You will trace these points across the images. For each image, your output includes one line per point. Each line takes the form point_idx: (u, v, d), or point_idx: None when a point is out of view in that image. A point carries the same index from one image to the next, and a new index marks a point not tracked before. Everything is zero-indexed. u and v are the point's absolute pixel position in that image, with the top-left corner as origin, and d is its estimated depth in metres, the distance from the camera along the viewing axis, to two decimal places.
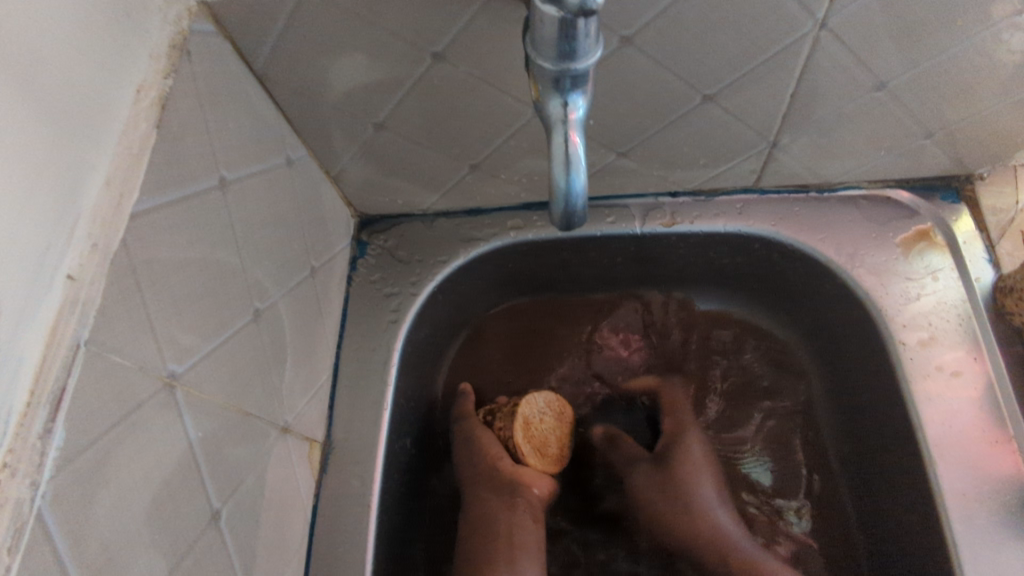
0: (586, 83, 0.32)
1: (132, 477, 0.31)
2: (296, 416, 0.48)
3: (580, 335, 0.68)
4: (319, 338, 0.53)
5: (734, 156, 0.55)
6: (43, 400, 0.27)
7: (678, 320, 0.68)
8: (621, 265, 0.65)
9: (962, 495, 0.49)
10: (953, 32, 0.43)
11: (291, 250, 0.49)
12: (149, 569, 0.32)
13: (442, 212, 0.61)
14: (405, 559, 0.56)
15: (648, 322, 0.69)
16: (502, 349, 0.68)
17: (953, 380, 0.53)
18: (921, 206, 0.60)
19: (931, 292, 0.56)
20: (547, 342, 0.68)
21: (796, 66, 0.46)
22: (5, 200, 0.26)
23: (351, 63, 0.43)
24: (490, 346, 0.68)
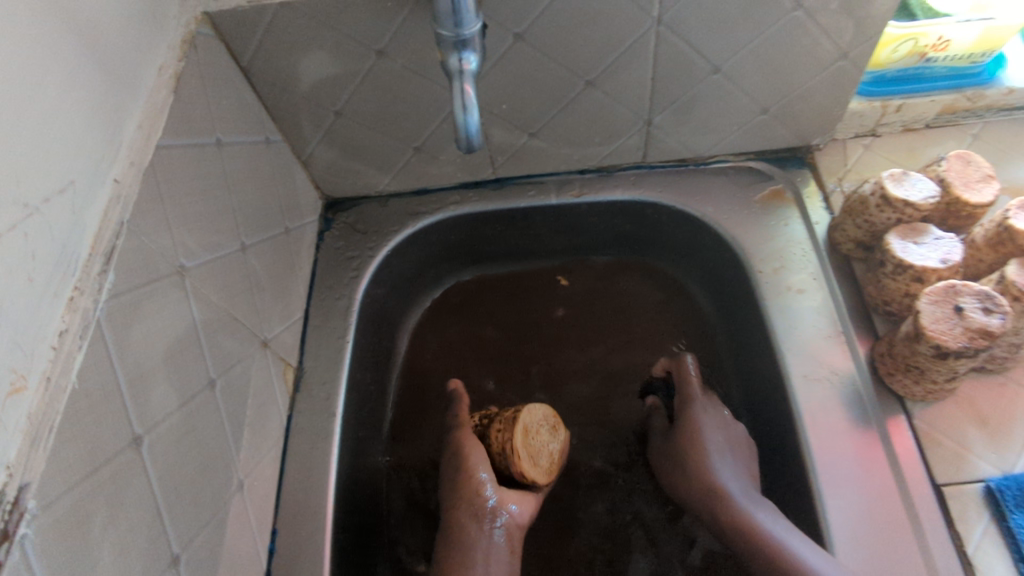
0: (474, 45, 0.47)
1: (154, 326, 0.43)
2: (273, 337, 0.60)
3: (515, 302, 0.81)
4: (293, 285, 0.65)
5: (621, 133, 0.71)
6: (99, 253, 0.39)
7: (600, 289, 0.81)
8: (548, 238, 0.80)
9: (803, 375, 0.62)
10: (753, 26, 0.60)
11: (269, 209, 0.62)
12: (165, 396, 0.43)
13: (394, 193, 0.74)
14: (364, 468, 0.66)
15: (577, 281, 0.82)
16: (454, 308, 0.80)
17: (799, 297, 0.67)
18: (775, 173, 0.76)
19: (782, 235, 0.72)
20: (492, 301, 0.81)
21: (647, 55, 0.62)
22: (78, 119, 0.39)
23: (315, 59, 0.58)
24: (438, 309, 0.80)
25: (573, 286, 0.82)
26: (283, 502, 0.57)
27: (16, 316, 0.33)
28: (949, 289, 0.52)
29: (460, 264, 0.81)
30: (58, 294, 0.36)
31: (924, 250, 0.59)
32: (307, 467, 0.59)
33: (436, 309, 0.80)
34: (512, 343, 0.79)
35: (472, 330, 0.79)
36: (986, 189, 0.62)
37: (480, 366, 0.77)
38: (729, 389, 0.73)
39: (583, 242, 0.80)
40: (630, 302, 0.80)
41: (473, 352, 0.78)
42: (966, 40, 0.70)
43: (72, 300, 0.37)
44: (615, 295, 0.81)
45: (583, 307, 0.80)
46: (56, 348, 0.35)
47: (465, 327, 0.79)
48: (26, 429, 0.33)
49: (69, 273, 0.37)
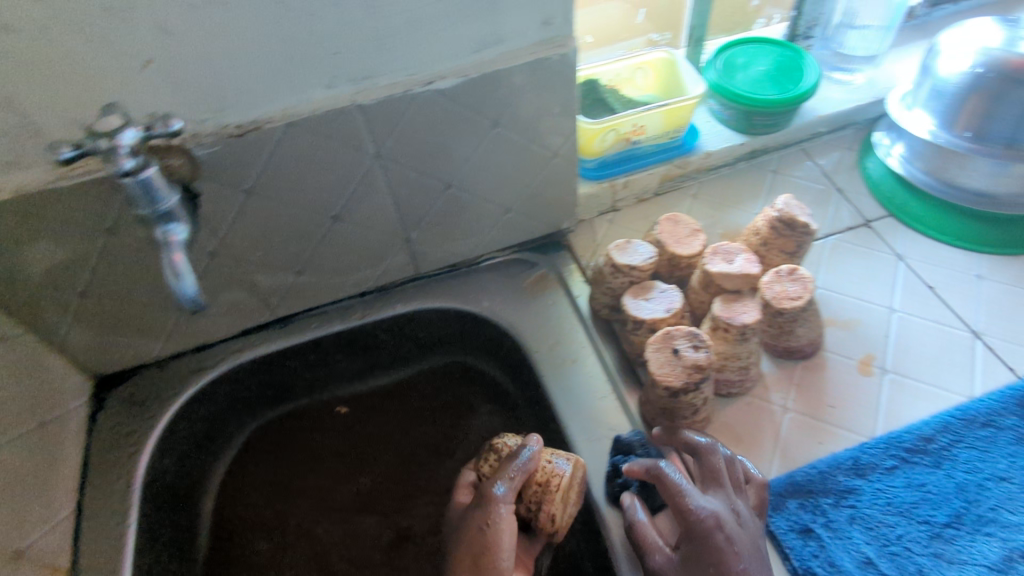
0: (178, 217, 0.50)
1: None
2: (28, 545, 0.55)
3: (319, 429, 0.80)
4: (56, 479, 0.61)
5: (386, 255, 0.76)
6: None
7: (409, 397, 0.82)
8: (343, 360, 0.81)
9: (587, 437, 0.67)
10: (465, 145, 0.68)
11: (13, 408, 0.58)
12: None
13: (171, 356, 0.73)
14: None
15: (381, 392, 0.82)
16: (256, 453, 0.78)
17: (574, 366, 0.73)
18: (539, 259, 0.84)
19: (552, 314, 0.78)
20: (295, 435, 0.79)
21: (380, 185, 0.68)
22: None
23: (39, 249, 0.57)
24: (247, 462, 0.77)
25: (377, 398, 0.82)
26: None
27: None
28: (666, 336, 0.61)
29: (254, 407, 0.79)
30: None
31: (652, 305, 0.69)
32: None
33: (244, 463, 0.77)
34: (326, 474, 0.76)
35: (284, 473, 0.77)
36: (694, 241, 0.74)
37: (295, 508, 0.74)
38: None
39: (380, 355, 0.82)
40: (439, 402, 0.81)
41: (286, 495, 0.75)
42: (656, 124, 0.83)
43: None
44: (418, 397, 0.82)
45: (394, 419, 0.80)
46: None
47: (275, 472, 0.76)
48: None
49: None
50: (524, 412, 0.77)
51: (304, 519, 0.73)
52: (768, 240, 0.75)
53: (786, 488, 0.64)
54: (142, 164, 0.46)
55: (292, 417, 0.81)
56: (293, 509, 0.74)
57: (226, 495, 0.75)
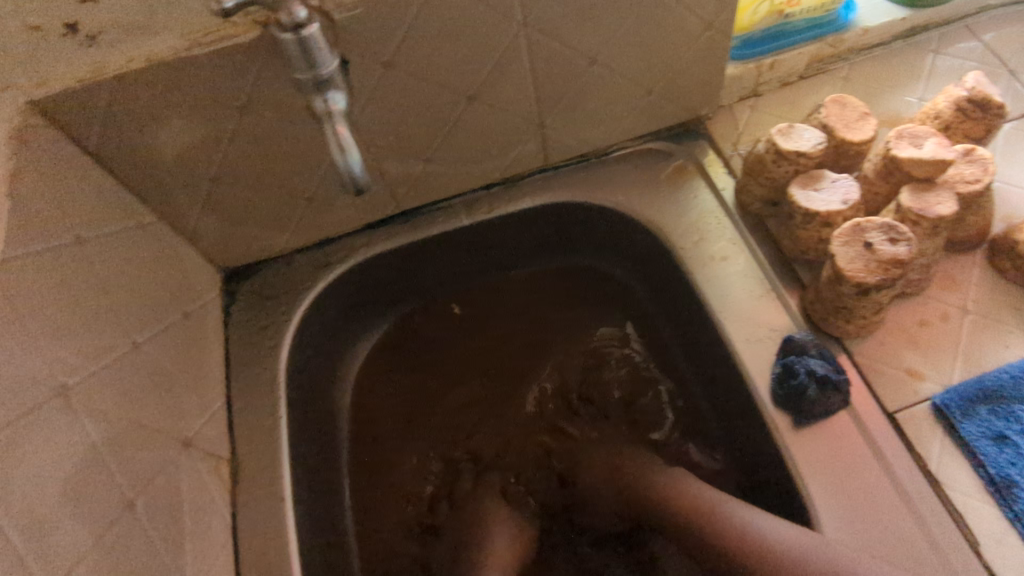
0: (338, 84, 0.44)
1: (40, 463, 0.38)
2: (195, 434, 0.54)
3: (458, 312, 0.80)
4: (206, 369, 0.59)
5: (518, 141, 0.69)
6: None
7: (533, 325, 0.79)
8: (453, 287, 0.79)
9: (747, 339, 0.63)
10: (619, 11, 0.60)
11: (159, 299, 0.55)
12: (70, 541, 0.38)
13: (296, 250, 0.69)
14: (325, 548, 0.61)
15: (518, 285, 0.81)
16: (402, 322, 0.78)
17: (722, 264, 0.68)
18: (674, 149, 0.77)
19: (693, 209, 0.72)
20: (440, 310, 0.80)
21: (524, 60, 0.60)
22: None
23: (174, 131, 0.52)
24: (392, 342, 0.78)
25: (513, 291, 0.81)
26: None
27: None
28: (855, 229, 0.54)
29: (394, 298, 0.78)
30: None
31: (826, 195, 0.61)
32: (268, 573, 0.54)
33: (355, 392, 0.75)
34: (451, 411, 0.76)
35: (401, 410, 0.75)
36: (865, 126, 0.66)
37: (416, 451, 0.74)
38: (682, 376, 0.73)
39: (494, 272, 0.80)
40: (566, 328, 0.79)
41: (405, 441, 0.74)
42: None
43: None
44: (557, 292, 0.81)
45: (517, 342, 0.79)
46: None
47: (404, 411, 0.75)
48: None
49: None
50: (661, 324, 0.75)
51: (430, 460, 0.74)
52: (952, 124, 0.65)
53: (975, 394, 0.57)
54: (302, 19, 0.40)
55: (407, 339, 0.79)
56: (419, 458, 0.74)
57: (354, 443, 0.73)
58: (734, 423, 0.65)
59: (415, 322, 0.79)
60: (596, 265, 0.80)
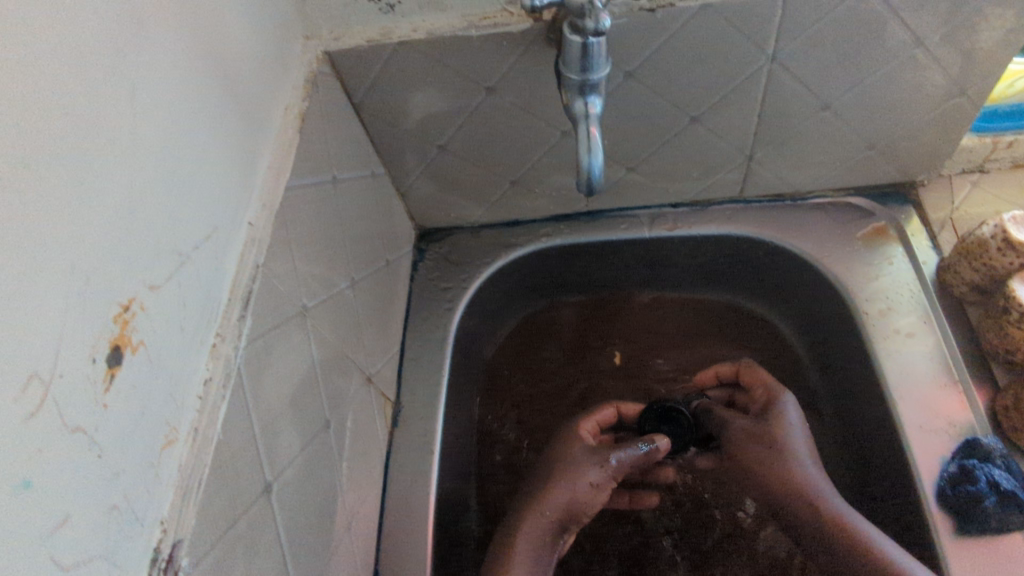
0: (599, 89, 0.46)
1: (283, 369, 0.43)
2: (376, 371, 0.60)
3: (609, 317, 0.80)
4: (392, 315, 0.65)
5: (721, 169, 0.69)
6: (238, 299, 0.39)
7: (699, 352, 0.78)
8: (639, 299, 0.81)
9: (920, 427, 0.59)
10: (870, 63, 0.58)
11: (374, 244, 0.61)
12: (290, 442, 0.43)
13: (486, 224, 0.74)
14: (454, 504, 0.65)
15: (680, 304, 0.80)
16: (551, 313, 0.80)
17: (909, 340, 0.64)
18: (877, 208, 0.73)
19: (887, 273, 0.68)
20: (592, 309, 0.81)
21: (757, 93, 0.60)
22: (210, 156, 0.39)
23: (425, 97, 0.57)
24: (543, 329, 0.80)
25: (675, 308, 0.80)
26: (383, 547, 0.57)
27: (170, 366, 0.33)
28: None
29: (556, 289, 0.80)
30: (202, 344, 0.36)
31: None
32: (408, 512, 0.58)
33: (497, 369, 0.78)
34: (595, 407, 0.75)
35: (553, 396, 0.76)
36: None
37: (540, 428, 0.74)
38: (828, 443, 0.70)
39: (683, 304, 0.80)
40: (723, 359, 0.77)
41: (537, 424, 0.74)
42: None
43: (215, 347, 0.37)
44: (719, 322, 0.79)
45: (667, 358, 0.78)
46: (202, 398, 0.35)
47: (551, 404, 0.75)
48: (176, 482, 0.33)
49: (211, 323, 0.37)
50: (822, 391, 0.72)
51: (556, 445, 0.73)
52: None
53: None
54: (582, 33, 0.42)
55: (568, 331, 0.80)
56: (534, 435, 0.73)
57: (501, 406, 0.75)
58: (882, 497, 0.63)
59: (574, 318, 0.80)
60: (766, 313, 0.78)
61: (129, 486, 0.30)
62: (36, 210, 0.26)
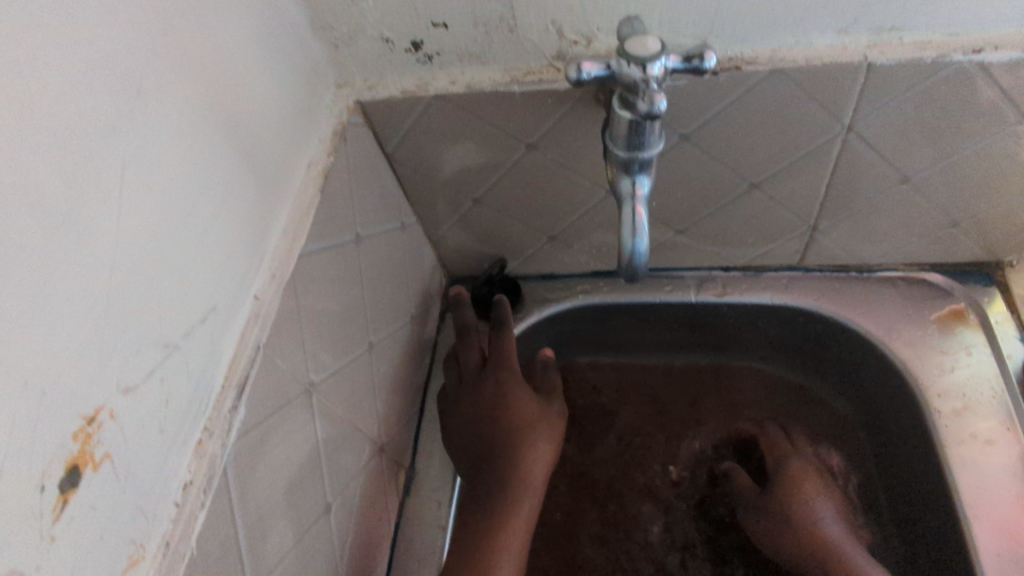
0: (650, 167, 0.41)
1: (278, 457, 0.39)
2: (390, 438, 0.56)
3: (657, 378, 0.75)
4: (413, 374, 0.61)
5: (780, 236, 0.63)
6: (232, 385, 0.36)
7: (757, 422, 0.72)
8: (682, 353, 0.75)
9: (997, 556, 0.52)
10: (963, 138, 0.51)
11: (398, 300, 0.57)
12: (281, 538, 0.39)
13: (520, 276, 0.70)
14: None
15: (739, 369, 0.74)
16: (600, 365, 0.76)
17: (988, 448, 0.57)
18: (956, 288, 0.66)
19: (964, 366, 0.61)
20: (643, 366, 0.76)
21: (828, 162, 0.54)
22: (216, 226, 0.35)
23: (460, 150, 0.53)
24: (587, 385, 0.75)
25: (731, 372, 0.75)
26: None
27: (141, 476, 0.30)
28: None
29: (588, 349, 0.75)
30: (185, 443, 0.33)
31: None
32: None
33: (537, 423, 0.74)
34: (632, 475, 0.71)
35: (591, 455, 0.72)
36: None
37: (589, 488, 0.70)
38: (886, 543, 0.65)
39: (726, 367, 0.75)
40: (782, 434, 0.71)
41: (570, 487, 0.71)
42: None
43: (201, 444, 0.33)
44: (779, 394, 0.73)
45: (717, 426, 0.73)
46: (178, 505, 0.32)
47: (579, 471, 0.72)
48: None
49: (198, 415, 0.34)
50: (879, 487, 0.67)
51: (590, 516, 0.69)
52: None
53: None
54: (626, 118, 0.37)
55: (605, 393, 0.75)
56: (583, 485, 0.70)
57: None
58: None
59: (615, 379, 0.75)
60: (812, 394, 0.73)
61: None
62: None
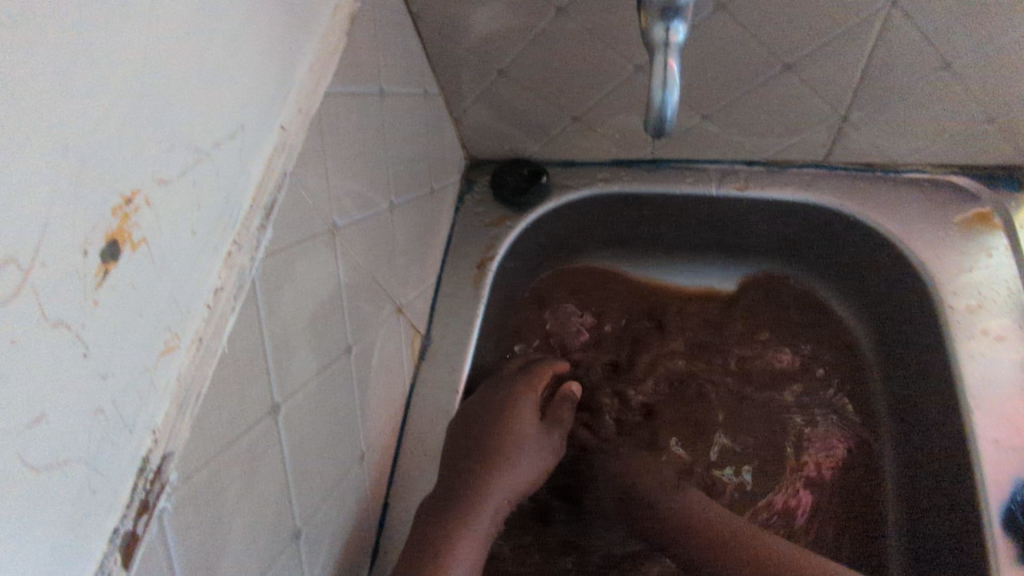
0: (686, 13, 0.40)
1: (303, 285, 0.40)
2: (407, 302, 0.57)
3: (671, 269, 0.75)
4: (431, 247, 0.62)
5: (808, 128, 0.62)
6: (260, 207, 0.36)
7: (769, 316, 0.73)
8: (803, 343, 0.71)
9: (994, 441, 0.53)
10: (1012, 18, 0.49)
11: (418, 168, 0.57)
12: (305, 363, 0.41)
13: (539, 162, 0.69)
14: None
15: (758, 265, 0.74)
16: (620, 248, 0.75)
17: (996, 344, 0.57)
18: (982, 192, 0.64)
19: (983, 267, 0.61)
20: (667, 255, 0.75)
21: (867, 42, 0.52)
22: (247, 47, 0.35)
23: (488, 12, 0.52)
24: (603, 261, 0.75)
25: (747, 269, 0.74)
26: (396, 483, 0.56)
27: (174, 269, 0.31)
28: None
29: (602, 243, 0.75)
30: (215, 251, 0.34)
31: None
32: (427, 451, 0.57)
33: (548, 288, 0.73)
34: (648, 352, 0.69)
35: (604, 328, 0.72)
36: None
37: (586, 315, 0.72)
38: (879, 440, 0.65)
39: (824, 382, 0.68)
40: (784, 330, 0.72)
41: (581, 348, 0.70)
42: None
43: (230, 255, 0.35)
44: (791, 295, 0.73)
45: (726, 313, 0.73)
46: (211, 307, 0.33)
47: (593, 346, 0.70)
48: (174, 391, 0.31)
49: (228, 228, 0.35)
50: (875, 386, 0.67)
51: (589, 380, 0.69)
52: None
53: None
54: None
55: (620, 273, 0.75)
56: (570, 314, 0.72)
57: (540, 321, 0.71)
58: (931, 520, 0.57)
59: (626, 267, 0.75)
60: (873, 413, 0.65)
61: (117, 391, 0.28)
62: (28, 62, 0.22)
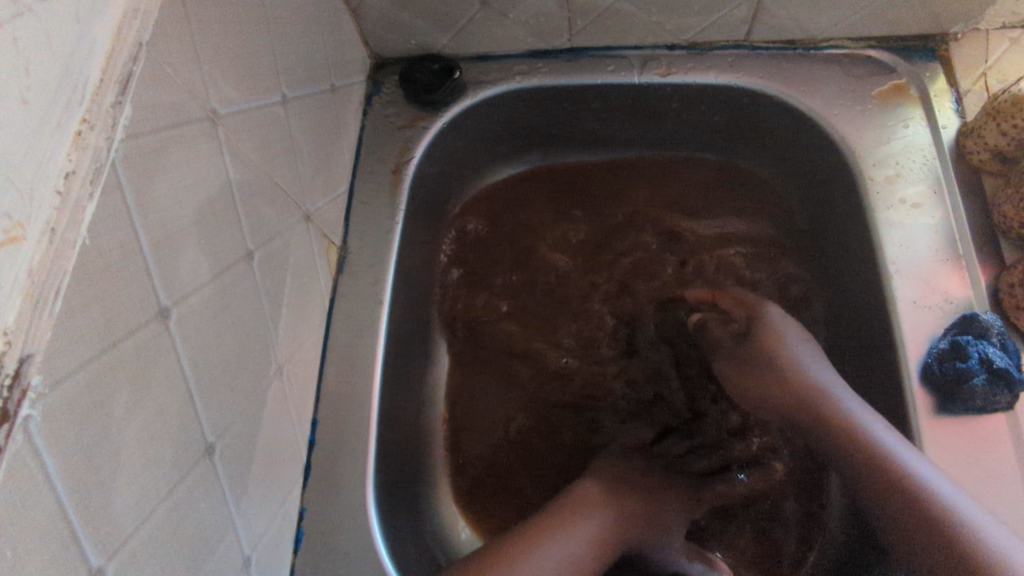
0: None
1: (181, 177, 0.36)
2: (316, 210, 0.53)
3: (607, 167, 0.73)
4: (338, 151, 0.58)
5: (727, 2, 0.59)
6: (113, 80, 0.31)
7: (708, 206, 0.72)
8: (749, 239, 0.70)
9: (913, 303, 0.54)
10: None
11: (314, 61, 0.52)
12: (196, 265, 0.37)
13: (452, 58, 0.65)
14: (409, 377, 0.61)
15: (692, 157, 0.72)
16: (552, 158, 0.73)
17: (914, 211, 0.58)
18: (899, 64, 0.64)
19: (900, 137, 0.61)
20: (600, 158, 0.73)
21: None
22: None
23: None
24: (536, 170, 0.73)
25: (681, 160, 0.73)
26: (323, 400, 0.53)
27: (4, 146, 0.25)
28: None
29: (528, 148, 0.72)
30: (60, 128, 0.28)
31: None
32: (354, 366, 0.54)
33: (483, 204, 0.72)
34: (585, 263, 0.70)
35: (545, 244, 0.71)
36: None
37: (598, 232, 0.71)
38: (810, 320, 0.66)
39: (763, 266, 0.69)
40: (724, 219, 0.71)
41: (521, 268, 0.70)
42: None
43: (80, 134, 0.29)
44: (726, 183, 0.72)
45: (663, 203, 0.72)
46: (62, 194, 0.28)
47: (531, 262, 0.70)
48: (25, 290, 0.26)
49: (75, 102, 0.29)
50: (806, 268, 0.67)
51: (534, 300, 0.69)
52: None
53: None
54: None
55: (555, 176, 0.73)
56: (569, 214, 0.72)
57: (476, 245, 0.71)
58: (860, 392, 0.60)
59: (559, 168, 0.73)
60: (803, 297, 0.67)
61: None
62: None
